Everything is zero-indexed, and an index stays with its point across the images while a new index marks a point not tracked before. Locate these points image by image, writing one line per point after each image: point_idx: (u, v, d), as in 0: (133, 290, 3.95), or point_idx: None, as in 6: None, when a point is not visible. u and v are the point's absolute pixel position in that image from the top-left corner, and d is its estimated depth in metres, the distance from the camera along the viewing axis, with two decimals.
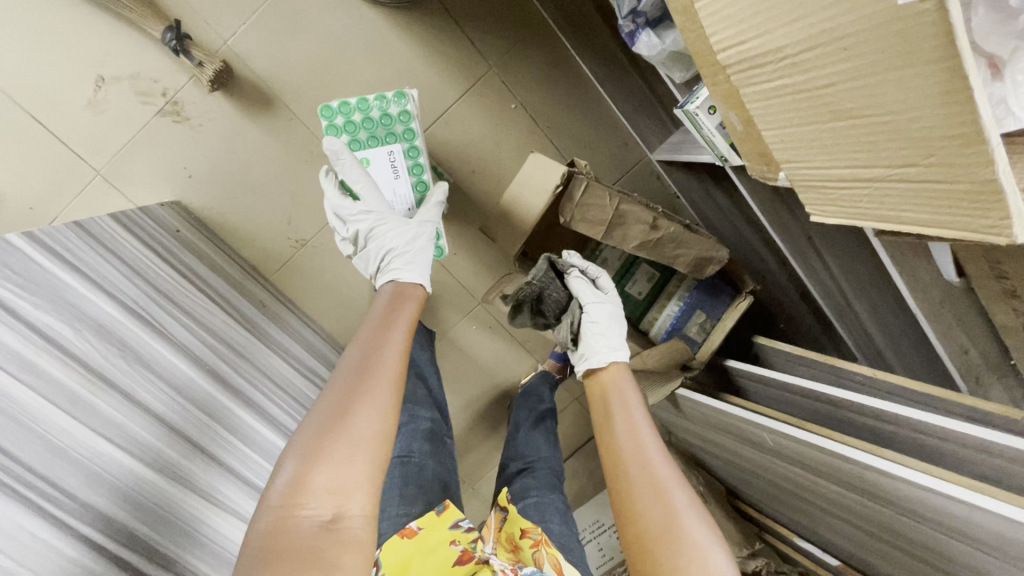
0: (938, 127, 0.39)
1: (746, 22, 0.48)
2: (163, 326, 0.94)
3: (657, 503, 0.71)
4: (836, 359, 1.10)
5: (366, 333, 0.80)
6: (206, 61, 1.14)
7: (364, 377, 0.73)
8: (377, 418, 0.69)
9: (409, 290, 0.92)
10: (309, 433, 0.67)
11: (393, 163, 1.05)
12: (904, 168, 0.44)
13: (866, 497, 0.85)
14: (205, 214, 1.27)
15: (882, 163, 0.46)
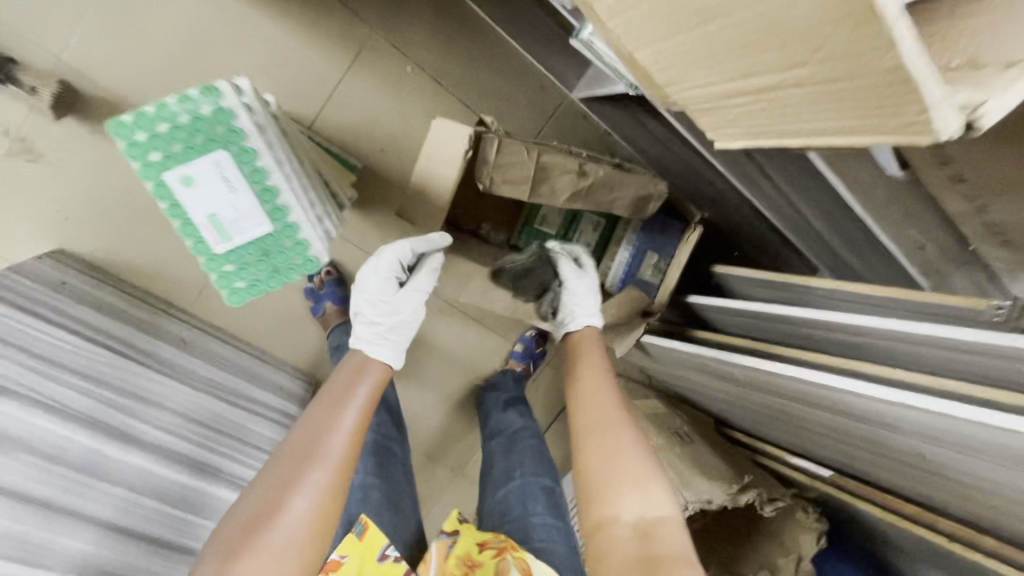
0: (820, 11, 0.31)
1: None
2: (88, 418, 0.91)
3: (612, 448, 0.81)
4: (794, 275, 1.04)
5: (317, 414, 0.82)
6: (43, 87, 1.00)
7: (313, 451, 0.78)
8: (317, 496, 0.75)
9: (365, 362, 0.92)
10: (269, 493, 0.74)
11: (223, 176, 0.76)
12: (797, 71, 0.37)
13: (844, 417, 0.81)
14: (98, 255, 1.15)
15: (771, 70, 0.39)
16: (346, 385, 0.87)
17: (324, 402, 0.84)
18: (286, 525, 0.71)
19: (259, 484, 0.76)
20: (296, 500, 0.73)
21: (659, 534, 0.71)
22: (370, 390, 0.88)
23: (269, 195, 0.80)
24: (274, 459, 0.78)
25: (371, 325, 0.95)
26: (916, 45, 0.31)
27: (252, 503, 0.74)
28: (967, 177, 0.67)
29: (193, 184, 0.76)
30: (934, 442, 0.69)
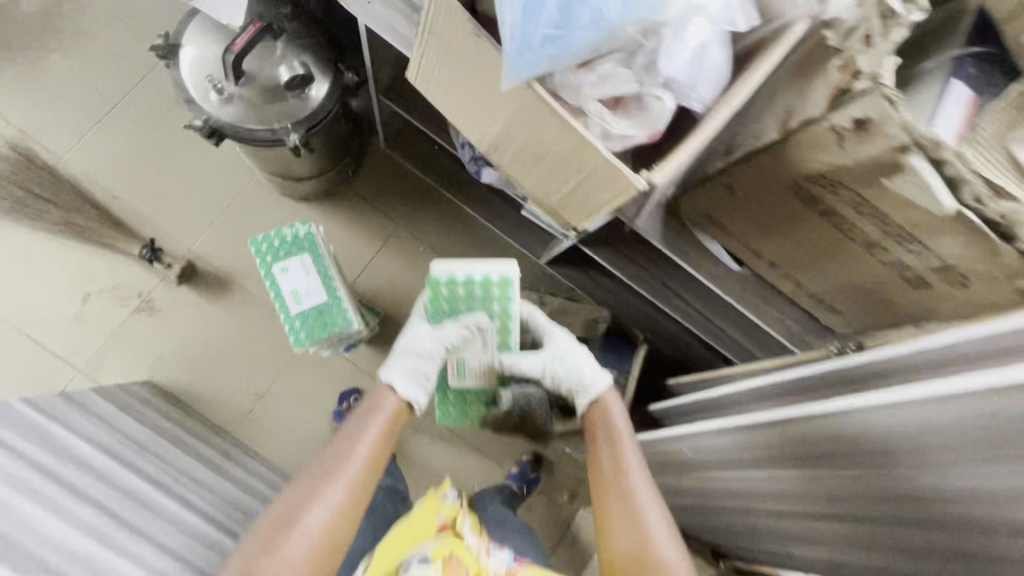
0: (562, 144, 0.69)
1: (447, 65, 0.72)
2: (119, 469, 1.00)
3: (617, 519, 0.79)
4: (725, 375, 1.24)
5: (336, 441, 0.83)
6: (174, 262, 1.43)
7: (329, 471, 0.80)
8: (326, 513, 0.76)
9: (377, 397, 0.89)
10: (286, 508, 0.77)
11: (307, 275, 0.91)
12: (565, 191, 0.77)
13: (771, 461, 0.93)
14: (173, 388, 1.44)
15: (559, 192, 0.78)
16: (359, 420, 0.86)
17: (349, 424, 0.85)
18: (304, 539, 0.74)
19: (279, 500, 0.79)
20: (311, 515, 0.75)
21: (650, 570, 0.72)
22: (385, 421, 0.87)
23: (332, 294, 0.92)
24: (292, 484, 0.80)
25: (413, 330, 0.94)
26: (668, 166, 0.69)
27: (275, 510, 0.78)
28: (773, 262, 1.00)
29: (286, 276, 0.90)
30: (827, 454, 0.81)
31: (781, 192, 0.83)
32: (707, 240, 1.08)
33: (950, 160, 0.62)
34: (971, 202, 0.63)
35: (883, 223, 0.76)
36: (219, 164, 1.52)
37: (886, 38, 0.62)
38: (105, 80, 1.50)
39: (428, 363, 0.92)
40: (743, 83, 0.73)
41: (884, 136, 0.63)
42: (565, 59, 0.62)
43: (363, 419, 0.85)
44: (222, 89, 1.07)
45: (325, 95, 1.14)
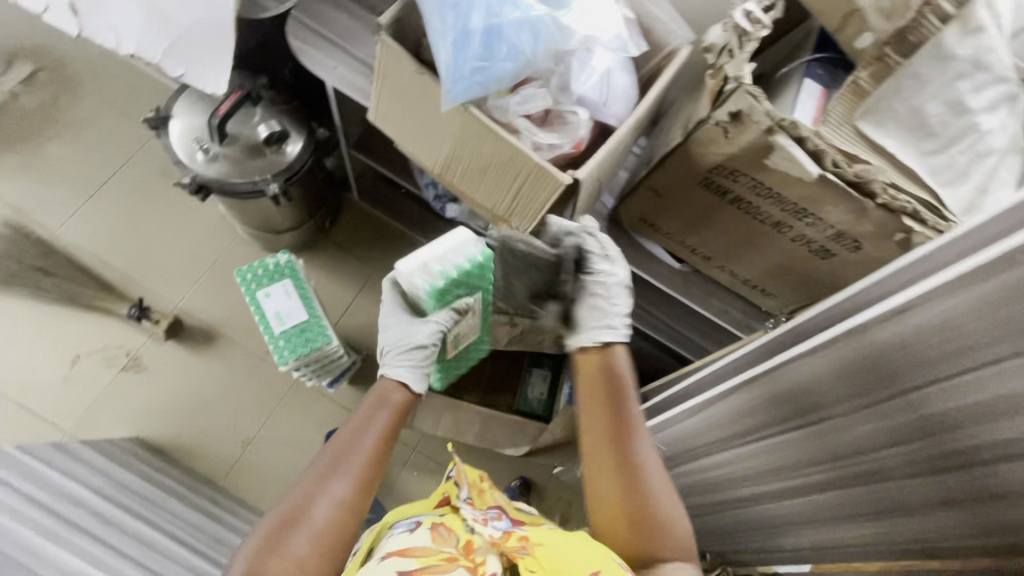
0: (499, 155, 0.83)
1: (401, 105, 0.87)
2: (109, 508, 1.02)
3: (614, 481, 0.72)
4: (687, 370, 1.33)
5: (342, 431, 0.78)
6: (162, 318, 1.50)
7: (340, 462, 0.74)
8: (335, 508, 0.71)
9: (383, 392, 0.85)
10: (297, 498, 0.71)
11: (289, 297, 1.00)
12: (509, 201, 0.90)
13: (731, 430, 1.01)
14: (160, 441, 1.47)
15: (504, 203, 0.91)
16: (366, 413, 0.81)
17: (353, 415, 0.80)
18: (313, 531, 0.68)
19: (288, 490, 0.73)
20: (319, 506, 0.70)
21: (655, 533, 0.69)
22: (390, 415, 0.82)
23: (311, 313, 1.01)
24: (305, 472, 0.75)
25: (396, 331, 0.95)
26: (589, 166, 0.82)
27: (284, 500, 0.72)
28: (707, 256, 1.13)
29: (269, 299, 1.00)
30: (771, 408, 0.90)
31: (694, 187, 0.97)
32: (647, 243, 1.21)
33: (807, 136, 0.77)
34: (832, 167, 0.78)
35: (779, 202, 0.88)
36: (205, 225, 1.64)
37: (742, 50, 0.79)
38: (99, 160, 1.64)
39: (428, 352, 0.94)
40: (644, 101, 0.89)
41: (755, 123, 0.78)
42: (492, 85, 0.77)
43: (373, 413, 0.81)
44: (209, 149, 1.22)
45: (300, 150, 1.29)
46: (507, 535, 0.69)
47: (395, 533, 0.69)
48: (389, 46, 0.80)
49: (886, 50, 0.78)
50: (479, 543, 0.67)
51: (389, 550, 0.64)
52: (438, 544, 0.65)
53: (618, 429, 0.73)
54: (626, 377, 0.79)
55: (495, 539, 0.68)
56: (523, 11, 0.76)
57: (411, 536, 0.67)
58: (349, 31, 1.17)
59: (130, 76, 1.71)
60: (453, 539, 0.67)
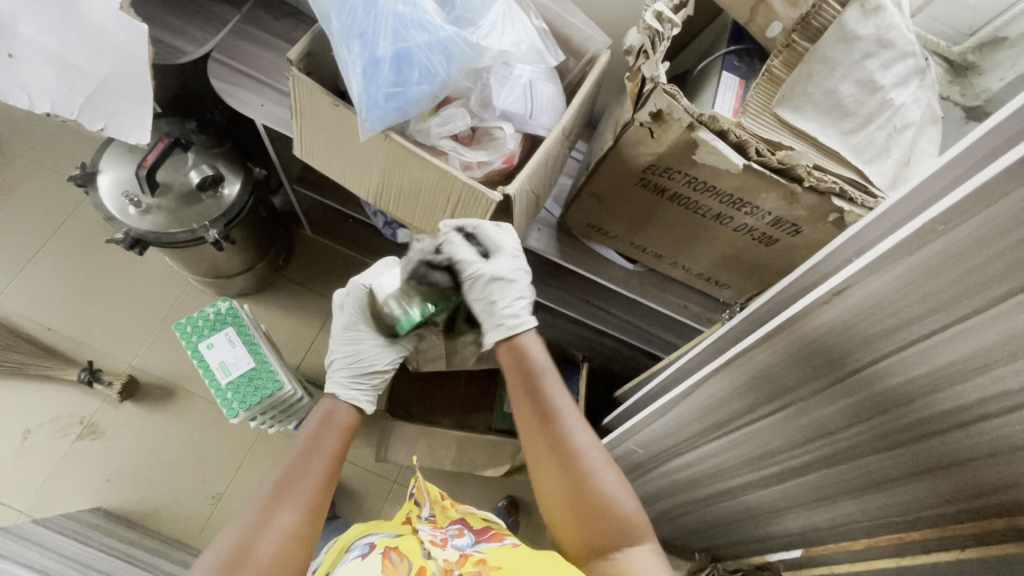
0: (429, 177, 0.81)
1: (323, 137, 0.85)
2: None
3: (557, 474, 0.76)
4: (656, 369, 1.32)
5: (289, 457, 0.76)
6: (114, 379, 1.44)
7: (288, 491, 0.72)
8: (283, 537, 0.69)
9: (327, 413, 0.84)
10: (241, 534, 0.68)
11: (234, 345, 0.97)
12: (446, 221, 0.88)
13: (702, 428, 0.99)
14: (124, 509, 1.40)
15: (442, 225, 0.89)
16: (314, 437, 0.79)
17: (301, 438, 0.79)
18: (261, 568, 0.66)
19: (231, 525, 0.70)
20: (267, 541, 0.68)
21: (598, 512, 0.74)
22: (341, 437, 0.82)
23: (258, 357, 0.98)
24: (250, 503, 0.71)
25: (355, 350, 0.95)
26: (520, 179, 0.81)
27: (229, 536, 0.68)
28: (657, 254, 1.13)
29: (213, 349, 0.96)
30: (734, 400, 0.89)
31: (632, 189, 0.97)
32: (601, 248, 1.21)
33: (728, 129, 0.77)
34: (756, 156, 0.78)
35: (716, 195, 0.89)
36: (152, 278, 1.58)
37: (655, 51, 0.78)
38: (34, 224, 1.58)
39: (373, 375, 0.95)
40: (571, 109, 0.89)
41: (677, 121, 0.78)
42: (410, 110, 0.76)
43: (322, 435, 0.79)
44: (140, 202, 1.18)
45: (238, 191, 1.25)
46: (462, 558, 0.69)
47: (349, 557, 0.69)
48: (300, 80, 0.77)
49: (793, 37, 0.79)
50: (431, 569, 0.66)
51: None
52: (389, 573, 0.64)
53: (545, 422, 0.78)
54: (541, 366, 0.81)
55: (449, 564, 0.67)
56: (431, 32, 0.75)
57: (362, 563, 0.66)
58: (274, 67, 1.16)
59: (58, 135, 1.66)
60: (404, 565, 0.66)
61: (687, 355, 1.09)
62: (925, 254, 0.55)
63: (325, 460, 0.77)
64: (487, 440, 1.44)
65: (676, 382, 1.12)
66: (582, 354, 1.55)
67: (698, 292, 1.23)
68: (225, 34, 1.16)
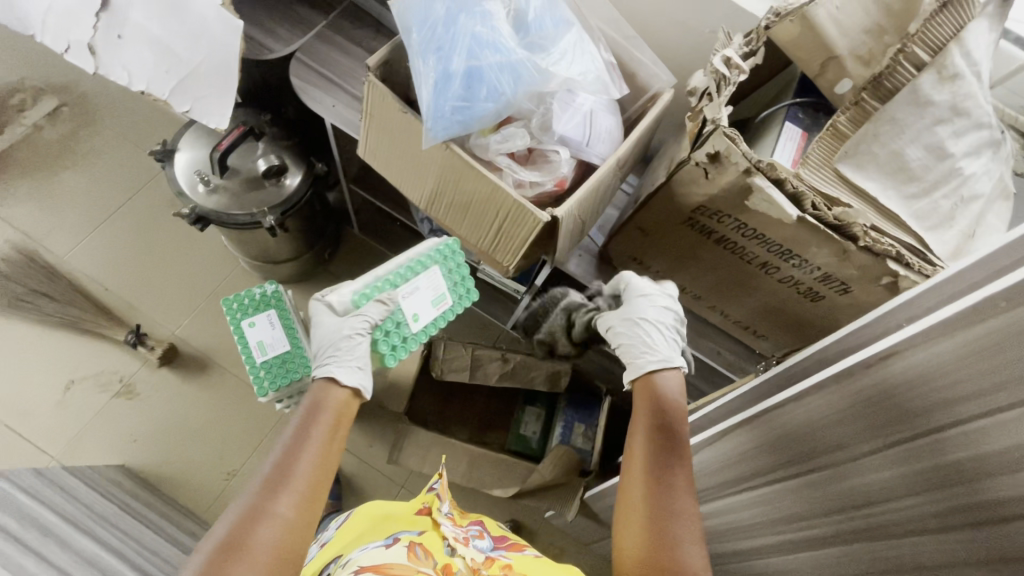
0: (481, 189, 0.84)
1: (385, 142, 0.90)
2: (83, 540, 0.99)
3: (641, 528, 0.72)
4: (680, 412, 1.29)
5: (285, 440, 0.70)
6: (157, 345, 1.51)
7: (285, 477, 0.66)
8: (287, 527, 0.63)
9: (320, 396, 0.78)
10: (235, 521, 0.62)
11: (273, 325, 1.01)
12: (492, 234, 0.90)
13: (725, 480, 0.95)
14: (145, 470, 1.45)
15: (488, 238, 0.91)
16: (306, 419, 0.73)
17: (296, 422, 0.73)
18: (258, 559, 0.60)
19: (228, 512, 0.64)
20: (267, 530, 0.62)
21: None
22: (334, 412, 0.76)
23: (293, 340, 1.01)
24: (248, 488, 0.65)
25: (325, 335, 0.89)
26: (569, 204, 0.82)
27: (228, 522, 0.63)
28: (697, 296, 1.12)
29: (253, 327, 1.00)
30: (762, 455, 0.86)
31: (679, 227, 0.97)
32: None
33: (786, 178, 0.76)
34: (811, 209, 0.77)
35: (764, 243, 0.87)
36: (207, 255, 1.67)
37: (720, 95, 0.80)
38: (110, 190, 1.70)
39: (358, 344, 0.85)
40: (628, 140, 0.89)
41: (734, 164, 0.78)
42: (473, 125, 0.79)
43: (312, 416, 0.74)
44: (209, 182, 1.25)
45: (299, 183, 1.32)
46: (488, 561, 0.68)
47: (368, 545, 0.68)
48: (374, 86, 0.82)
49: (862, 96, 0.78)
50: (457, 567, 0.65)
51: (361, 565, 0.62)
52: (414, 564, 0.63)
53: (659, 472, 0.74)
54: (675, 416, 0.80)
55: (474, 564, 0.66)
56: (504, 54, 0.78)
57: (386, 551, 0.64)
58: (349, 72, 1.23)
59: (147, 114, 1.80)
60: (428, 561, 0.65)
61: (712, 404, 1.06)
62: (982, 330, 0.53)
63: (322, 445, 0.71)
64: (499, 459, 1.43)
65: (698, 429, 1.09)
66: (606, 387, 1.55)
67: (734, 339, 1.21)
68: (311, 38, 1.24)
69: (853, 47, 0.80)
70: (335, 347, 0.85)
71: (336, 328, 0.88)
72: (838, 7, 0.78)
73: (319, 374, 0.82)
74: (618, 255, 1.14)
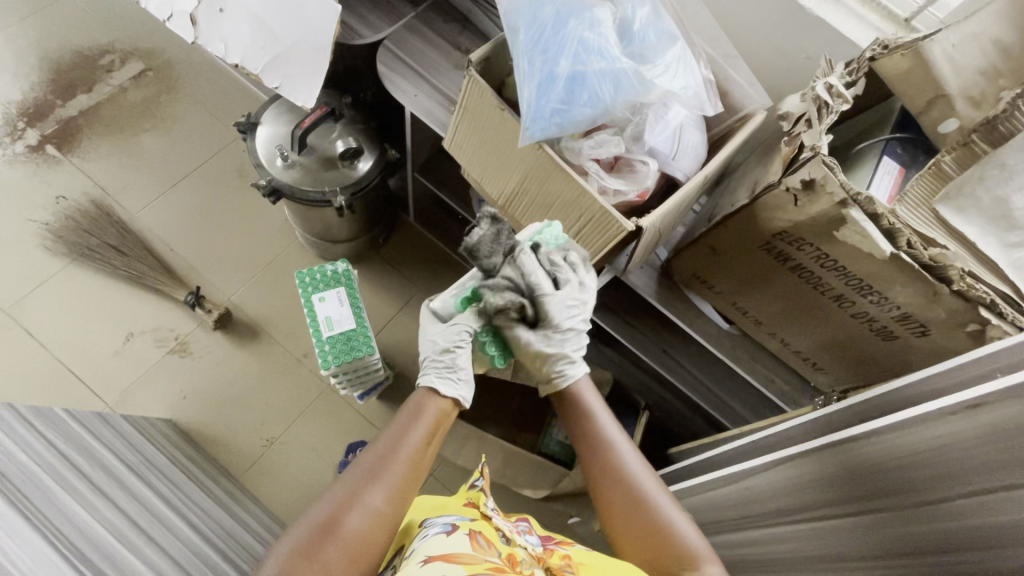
0: (567, 192, 0.85)
1: (474, 137, 0.92)
2: (138, 485, 1.03)
3: (614, 493, 0.75)
4: (722, 435, 1.27)
5: (385, 435, 0.77)
6: (214, 308, 1.56)
7: (381, 471, 0.72)
8: (374, 519, 0.69)
9: (422, 401, 0.82)
10: (331, 506, 0.69)
11: (341, 303, 1.04)
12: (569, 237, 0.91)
13: None
14: (190, 427, 1.50)
15: None
16: (405, 420, 0.78)
17: (396, 420, 0.78)
18: (346, 541, 0.66)
19: (324, 494, 0.71)
20: (356, 518, 0.68)
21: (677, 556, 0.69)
22: (434, 418, 0.80)
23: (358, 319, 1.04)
24: (348, 474, 0.72)
25: (427, 340, 0.90)
26: (654, 216, 0.83)
27: (324, 505, 0.69)
28: (758, 321, 1.10)
29: (323, 302, 1.03)
30: None
31: (754, 250, 0.96)
32: (700, 301, 1.20)
33: (883, 214, 0.76)
34: (906, 247, 0.76)
35: (844, 276, 0.86)
36: (268, 227, 1.72)
37: (820, 122, 0.78)
38: (185, 155, 1.77)
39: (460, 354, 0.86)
40: (715, 158, 0.89)
41: (829, 193, 0.77)
42: (569, 128, 0.80)
43: (411, 418, 0.79)
44: (288, 157, 1.29)
45: (370, 167, 1.35)
46: (545, 551, 0.69)
47: (428, 534, 0.68)
48: (475, 82, 0.84)
49: (972, 137, 0.78)
50: (519, 555, 0.66)
51: (429, 555, 0.61)
52: (481, 552, 0.63)
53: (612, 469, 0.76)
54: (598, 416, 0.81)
55: (535, 554, 0.68)
56: (607, 61, 0.79)
57: (449, 540, 0.64)
58: (433, 64, 1.25)
59: (227, 87, 1.87)
60: (491, 549, 0.65)
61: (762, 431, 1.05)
62: None
63: (418, 444, 0.76)
64: (531, 460, 1.44)
65: (744, 454, 1.07)
66: (645, 402, 1.51)
67: (789, 369, 1.19)
68: (400, 28, 1.27)
69: (965, 87, 0.78)
70: (439, 355, 0.87)
71: (438, 332, 0.90)
72: (954, 45, 0.76)
73: (420, 383, 0.84)
74: (683, 270, 1.14)
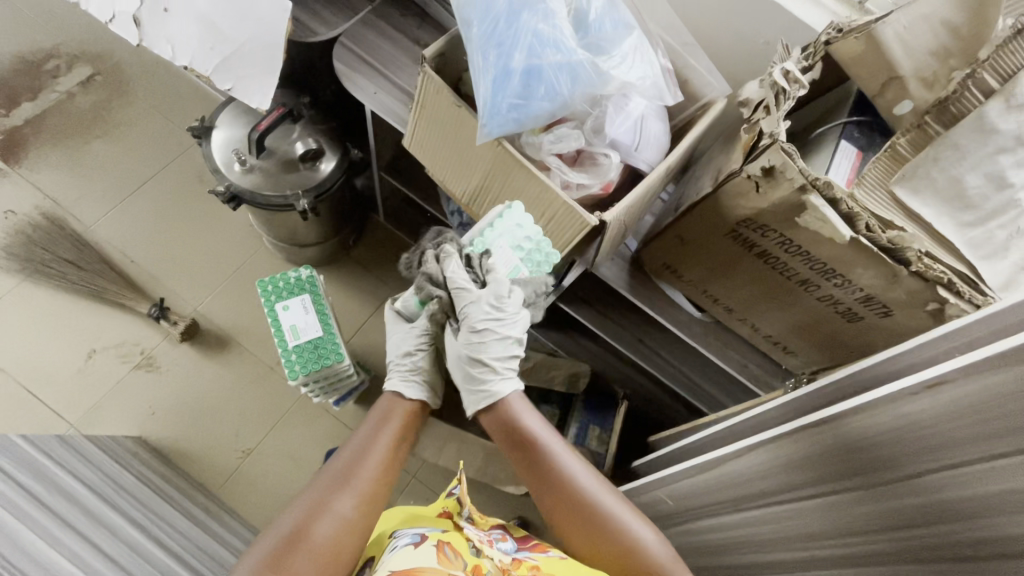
0: (531, 188, 0.83)
1: (434, 134, 0.90)
2: (102, 507, 0.99)
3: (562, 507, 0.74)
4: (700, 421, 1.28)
5: (355, 441, 0.75)
6: (179, 320, 1.52)
7: (351, 477, 0.71)
8: (344, 525, 0.67)
9: (391, 405, 0.81)
10: (301, 514, 0.67)
11: (307, 310, 1.01)
12: None
13: None
14: (160, 443, 1.46)
15: None
16: (373, 426, 0.77)
17: (364, 426, 0.77)
18: (315, 551, 0.65)
19: (292, 505, 0.69)
20: (326, 523, 0.67)
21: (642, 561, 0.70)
22: (405, 422, 0.79)
23: (326, 325, 1.02)
24: (316, 481, 0.71)
25: (393, 341, 0.87)
26: (619, 209, 0.82)
27: (293, 515, 0.68)
28: (728, 308, 1.11)
29: (287, 311, 1.00)
30: None
31: (720, 238, 0.96)
32: (672, 290, 1.20)
33: (841, 198, 0.76)
34: (865, 230, 0.77)
35: (808, 261, 0.87)
36: (233, 234, 1.67)
37: (777, 107, 0.78)
38: (141, 162, 1.71)
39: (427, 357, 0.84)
40: (677, 148, 0.89)
41: (789, 180, 0.77)
42: (527, 123, 0.78)
43: (380, 423, 0.77)
44: (246, 161, 1.25)
45: (333, 168, 1.32)
46: (514, 562, 0.68)
47: (396, 545, 0.67)
48: (430, 78, 0.81)
49: (926, 118, 0.80)
50: (486, 568, 0.65)
51: (394, 569, 0.61)
52: (446, 566, 0.62)
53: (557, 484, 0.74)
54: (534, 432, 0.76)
55: (503, 565, 0.67)
56: (564, 53, 0.78)
57: (417, 552, 0.64)
58: (392, 60, 1.22)
59: (183, 90, 1.81)
60: (458, 562, 0.65)
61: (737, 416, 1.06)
62: None
63: (387, 449, 0.75)
64: None
65: (719, 440, 1.08)
66: (623, 393, 1.52)
67: (761, 354, 1.20)
68: (356, 24, 1.24)
69: (917, 68, 0.79)
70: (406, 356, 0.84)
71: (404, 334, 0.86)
72: (906, 26, 0.77)
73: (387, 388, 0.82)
74: (653, 260, 1.14)
